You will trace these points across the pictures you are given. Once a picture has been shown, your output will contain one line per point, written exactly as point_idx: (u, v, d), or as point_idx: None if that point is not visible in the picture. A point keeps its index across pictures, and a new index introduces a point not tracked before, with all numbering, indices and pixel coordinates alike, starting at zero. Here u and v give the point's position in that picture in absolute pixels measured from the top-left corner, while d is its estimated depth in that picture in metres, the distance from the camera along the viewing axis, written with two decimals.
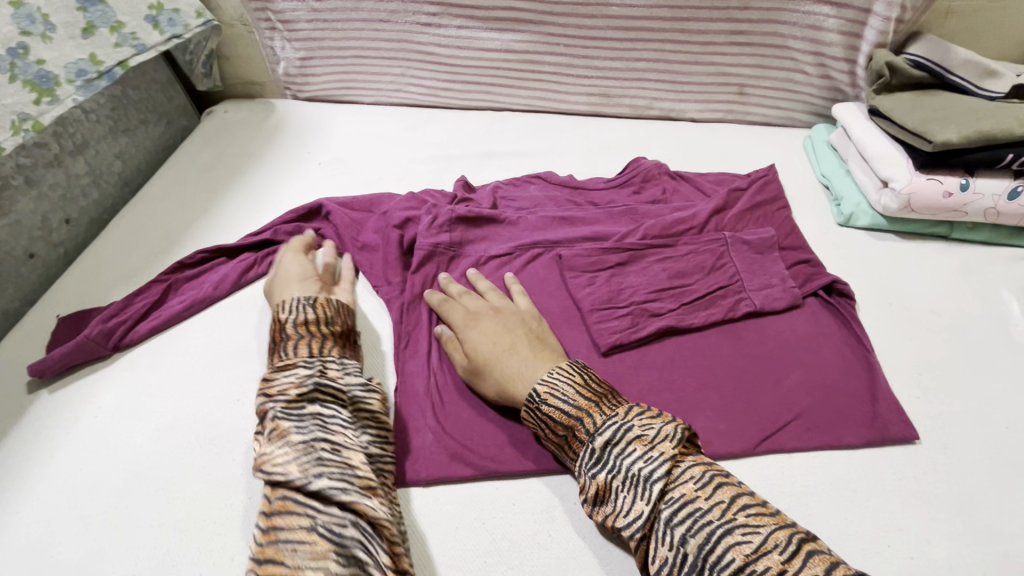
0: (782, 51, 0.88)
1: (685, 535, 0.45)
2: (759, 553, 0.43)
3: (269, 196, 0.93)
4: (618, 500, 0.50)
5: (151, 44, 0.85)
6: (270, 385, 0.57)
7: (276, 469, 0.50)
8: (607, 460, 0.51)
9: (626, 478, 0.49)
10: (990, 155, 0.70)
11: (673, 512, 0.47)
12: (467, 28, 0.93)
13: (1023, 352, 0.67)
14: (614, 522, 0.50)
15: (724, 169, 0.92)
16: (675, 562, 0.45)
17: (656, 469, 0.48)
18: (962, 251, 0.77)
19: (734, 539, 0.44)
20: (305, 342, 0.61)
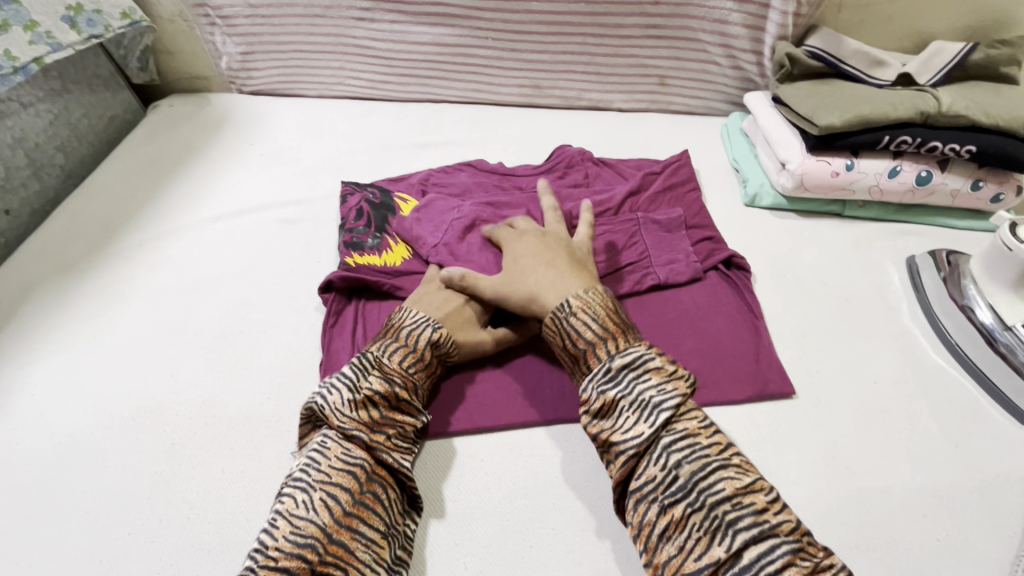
0: (695, 44, 0.94)
1: (682, 459, 0.50)
2: (746, 490, 0.48)
3: (211, 186, 0.96)
4: (621, 418, 0.53)
5: (68, 43, 0.88)
6: (416, 391, 0.60)
7: (403, 466, 0.56)
8: (622, 381, 0.54)
9: (634, 402, 0.53)
10: (870, 138, 0.77)
11: (676, 440, 0.51)
12: (400, 23, 0.98)
13: (897, 316, 0.74)
14: (611, 437, 0.53)
15: (646, 154, 0.97)
16: (662, 481, 0.49)
17: (670, 399, 0.52)
18: (854, 227, 0.84)
19: (727, 473, 0.49)
20: (417, 353, 0.61)
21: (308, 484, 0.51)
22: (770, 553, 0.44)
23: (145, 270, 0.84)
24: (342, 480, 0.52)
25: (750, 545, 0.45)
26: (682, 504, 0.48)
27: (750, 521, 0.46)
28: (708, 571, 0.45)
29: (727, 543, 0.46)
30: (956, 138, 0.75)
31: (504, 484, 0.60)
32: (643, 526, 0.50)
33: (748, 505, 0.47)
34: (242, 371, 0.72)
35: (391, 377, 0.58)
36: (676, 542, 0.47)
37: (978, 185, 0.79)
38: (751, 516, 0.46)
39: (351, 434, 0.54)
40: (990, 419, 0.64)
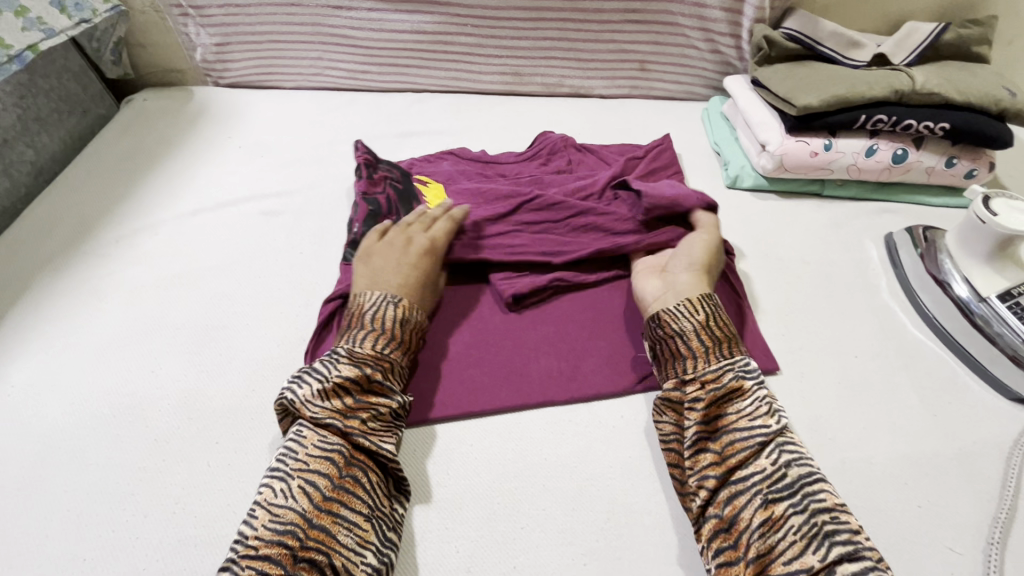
0: (674, 28, 0.94)
1: (791, 462, 0.51)
2: (843, 509, 0.49)
3: (189, 180, 0.95)
4: (751, 405, 0.54)
5: (60, 29, 0.87)
6: (392, 376, 0.60)
7: (384, 449, 0.55)
8: (758, 375, 0.56)
9: (769, 397, 0.55)
10: (847, 118, 0.78)
11: (789, 443, 0.52)
12: (377, 10, 0.96)
13: (877, 292, 0.75)
14: (729, 420, 0.54)
15: (628, 140, 0.98)
16: (770, 475, 0.50)
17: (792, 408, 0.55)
18: (833, 207, 0.85)
19: (828, 487, 0.50)
20: (381, 335, 0.61)
21: (286, 475, 0.51)
22: (864, 571, 0.44)
23: (123, 266, 0.82)
24: (320, 466, 0.52)
25: (845, 560, 0.44)
26: (786, 503, 0.48)
27: (847, 536, 0.46)
28: (800, 575, 0.44)
29: (826, 550, 0.45)
30: (930, 116, 0.77)
31: (494, 468, 0.60)
32: (734, 517, 0.49)
33: (845, 521, 0.47)
34: (226, 364, 0.71)
35: (362, 361, 0.58)
36: (770, 540, 0.47)
37: (952, 162, 0.80)
38: (849, 533, 0.46)
39: (325, 421, 0.54)
40: (968, 388, 0.65)
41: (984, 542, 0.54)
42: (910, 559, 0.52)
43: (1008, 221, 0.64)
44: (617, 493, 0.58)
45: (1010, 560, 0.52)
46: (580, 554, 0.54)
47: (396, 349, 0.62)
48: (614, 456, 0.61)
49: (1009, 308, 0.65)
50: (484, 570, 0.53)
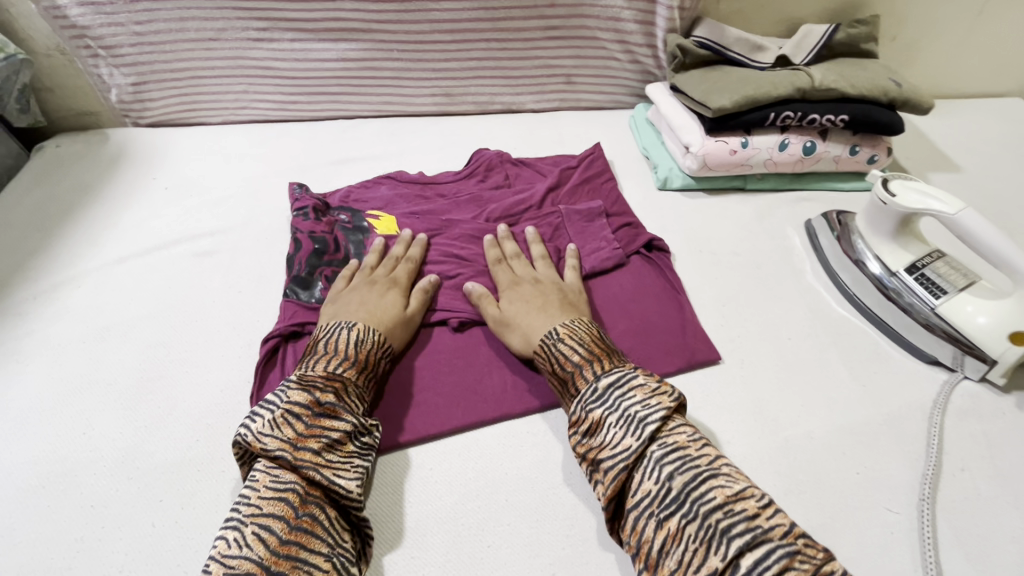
0: (594, 42, 0.98)
1: (669, 472, 0.49)
2: (737, 496, 0.47)
3: (111, 226, 0.90)
4: (609, 433, 0.53)
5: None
6: (346, 399, 0.59)
7: (336, 482, 0.53)
8: (607, 398, 0.55)
9: (621, 417, 0.53)
10: (757, 116, 0.83)
11: (666, 451, 0.51)
12: (300, 41, 0.96)
13: (802, 276, 0.80)
14: (599, 453, 0.53)
15: (562, 150, 1.01)
16: (657, 494, 0.49)
17: (655, 414, 0.52)
18: (757, 200, 0.91)
19: (717, 482, 0.48)
20: (331, 357, 0.61)
21: (239, 522, 0.50)
22: (766, 559, 0.43)
23: (43, 323, 0.77)
24: (274, 508, 0.50)
25: (746, 552, 0.44)
26: (676, 516, 0.47)
27: (743, 527, 0.45)
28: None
29: (725, 551, 0.44)
30: (830, 109, 0.83)
31: (455, 490, 0.60)
32: (640, 541, 0.49)
33: (740, 512, 0.46)
34: (166, 417, 0.67)
35: (311, 386, 0.58)
36: (675, 556, 0.46)
37: (855, 150, 0.87)
38: (744, 522, 0.45)
39: (274, 454, 0.53)
40: (890, 357, 0.71)
41: (916, 499, 0.58)
42: (852, 523, 0.56)
43: (905, 201, 0.69)
44: (579, 499, 0.59)
45: (939, 513, 0.57)
46: (548, 564, 0.55)
47: (355, 370, 0.61)
48: (572, 462, 0.62)
49: (917, 279, 0.71)
50: None
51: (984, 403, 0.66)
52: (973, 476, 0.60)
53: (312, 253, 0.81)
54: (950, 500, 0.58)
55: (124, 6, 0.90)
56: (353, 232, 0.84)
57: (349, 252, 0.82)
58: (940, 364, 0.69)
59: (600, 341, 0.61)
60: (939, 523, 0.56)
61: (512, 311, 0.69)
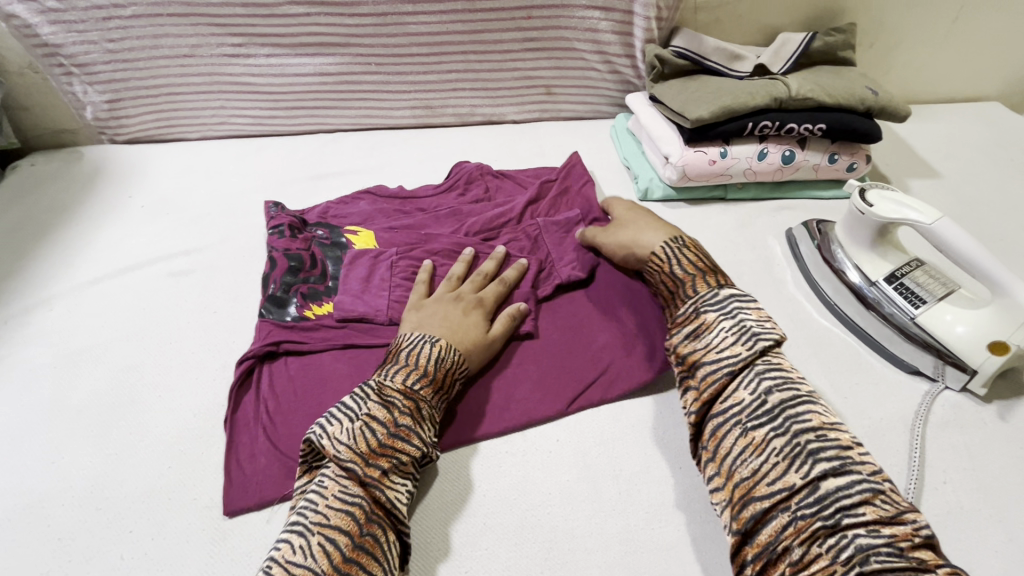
0: (572, 53, 0.98)
1: (770, 388, 0.53)
2: (830, 426, 0.50)
3: (86, 246, 0.89)
4: (718, 337, 0.58)
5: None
6: (419, 420, 0.57)
7: (397, 506, 0.53)
8: (725, 306, 0.60)
9: (734, 325, 0.58)
10: (736, 126, 0.83)
11: (769, 369, 0.54)
12: (277, 55, 0.95)
13: (784, 286, 0.80)
14: (700, 356, 0.57)
15: (544, 161, 1.00)
16: (749, 404, 0.53)
17: (767, 334, 0.57)
18: (738, 209, 0.90)
19: (813, 407, 0.51)
20: (410, 370, 0.60)
21: (303, 531, 0.49)
22: (847, 485, 0.45)
23: (13, 349, 0.75)
24: (341, 521, 0.50)
25: (830, 475, 0.46)
26: (766, 429, 0.50)
27: (832, 453, 0.47)
28: (781, 495, 0.47)
29: (805, 471, 0.47)
30: (808, 118, 0.83)
31: (432, 514, 0.59)
32: (718, 447, 0.52)
33: (832, 439, 0.49)
34: (137, 443, 0.66)
35: (392, 402, 0.57)
36: (752, 466, 0.49)
37: (834, 158, 0.87)
38: (834, 450, 0.48)
39: (346, 466, 0.52)
40: (871, 367, 0.70)
41: None
42: None
43: (883, 211, 0.69)
44: (558, 520, 0.58)
45: None
46: None
47: (430, 390, 0.60)
48: (552, 482, 0.61)
49: (896, 289, 0.70)
50: None
51: (965, 413, 0.65)
52: (955, 489, 0.59)
53: (287, 271, 0.80)
54: (933, 513, 0.57)
55: (95, 23, 0.89)
56: (330, 248, 0.83)
57: (326, 270, 0.81)
58: (921, 374, 0.69)
59: (706, 260, 0.67)
60: None
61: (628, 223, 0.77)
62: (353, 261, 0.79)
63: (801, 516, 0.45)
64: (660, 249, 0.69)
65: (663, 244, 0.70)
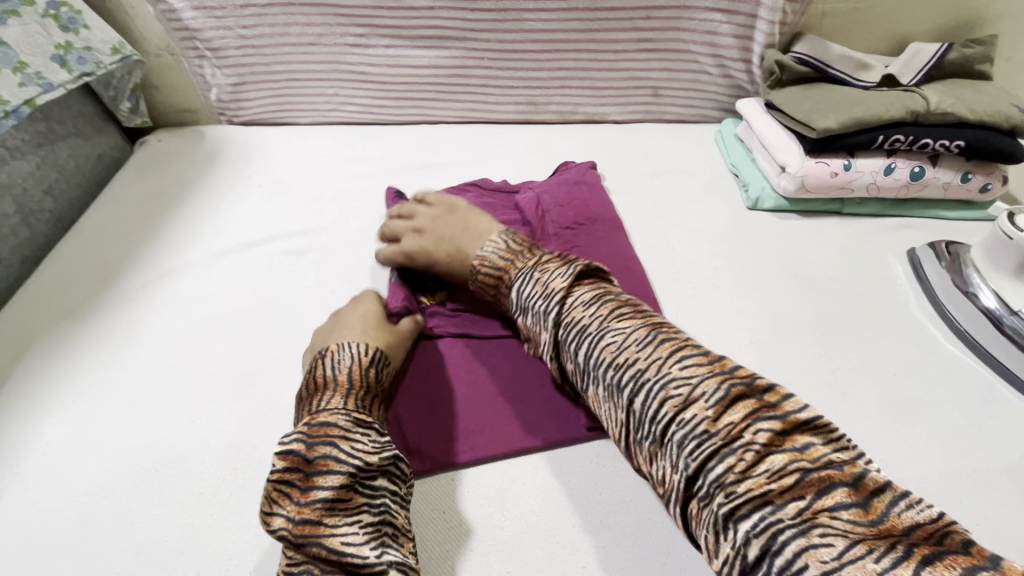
0: (687, 55, 0.96)
1: (577, 348, 0.55)
2: (625, 349, 0.52)
3: (209, 220, 0.94)
4: (606, 407, 0.54)
5: (59, 82, 0.86)
6: (341, 442, 0.53)
7: (347, 552, 0.47)
8: (590, 369, 0.54)
9: (606, 386, 0.53)
10: (865, 138, 0.80)
11: (565, 329, 0.57)
12: (395, 47, 0.98)
13: (906, 308, 0.77)
14: (539, 351, 0.61)
15: (648, 163, 0.99)
16: (579, 370, 0.56)
17: (551, 295, 0.58)
18: (854, 224, 0.87)
19: (608, 341, 0.53)
20: (321, 396, 0.58)
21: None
22: (648, 403, 0.48)
23: (150, 311, 0.81)
24: None
25: (741, 525, 0.40)
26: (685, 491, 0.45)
27: (631, 377, 0.50)
28: (625, 432, 0.52)
29: (622, 402, 0.50)
30: (945, 133, 0.79)
31: (549, 506, 0.60)
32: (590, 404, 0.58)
33: (624, 363, 0.51)
34: (267, 410, 0.70)
35: (287, 445, 0.52)
36: (605, 414, 0.54)
37: (967, 178, 0.83)
38: (634, 373, 0.50)
39: (279, 535, 0.49)
40: (1008, 401, 0.67)
41: None
42: None
43: None
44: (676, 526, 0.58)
45: None
46: None
47: (346, 401, 0.58)
48: None
49: None
50: None
51: None
52: None
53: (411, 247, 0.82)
54: None
55: (233, 10, 0.94)
56: None
57: None
58: None
59: (519, 248, 0.67)
60: None
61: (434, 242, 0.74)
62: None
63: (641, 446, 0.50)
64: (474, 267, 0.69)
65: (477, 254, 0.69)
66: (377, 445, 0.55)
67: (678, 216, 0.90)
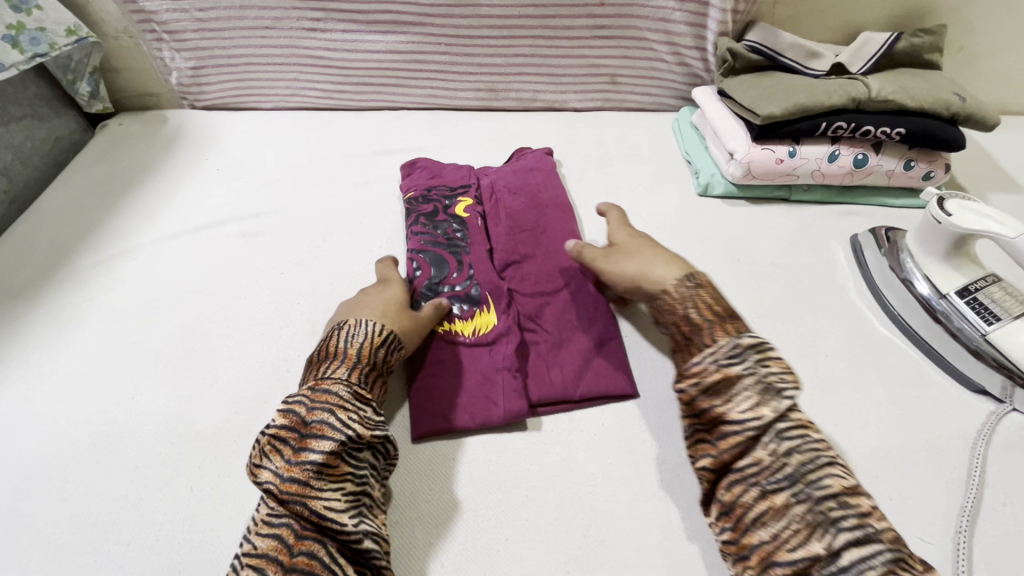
0: (642, 43, 0.97)
1: (795, 450, 0.50)
2: (852, 490, 0.48)
3: (166, 202, 0.95)
4: (785, 526, 0.47)
5: (10, 63, 0.86)
6: (339, 411, 0.54)
7: (326, 516, 0.49)
8: (796, 484, 0.48)
9: (807, 510, 0.47)
10: (808, 126, 0.81)
11: (791, 427, 0.51)
12: (351, 31, 0.98)
13: (845, 292, 0.78)
14: (724, 409, 0.53)
15: (604, 150, 1.00)
16: (769, 466, 0.50)
17: (791, 386, 0.53)
18: (801, 211, 0.88)
19: (835, 471, 0.49)
20: (328, 366, 0.58)
21: (241, 566, 0.48)
22: (872, 559, 0.43)
23: (100, 291, 0.82)
24: (269, 548, 0.48)
25: None
26: None
27: (855, 521, 0.45)
28: (804, 563, 0.45)
29: (827, 540, 0.45)
30: (886, 121, 0.80)
31: (477, 480, 0.61)
32: (734, 504, 0.50)
33: (851, 505, 0.47)
34: (208, 387, 0.71)
35: (295, 407, 0.54)
36: (770, 529, 0.48)
37: (910, 165, 0.84)
38: (856, 517, 0.46)
39: (263, 489, 0.50)
40: (933, 382, 0.68)
41: (952, 531, 0.56)
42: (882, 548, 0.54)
43: (962, 220, 0.67)
44: (599, 500, 0.59)
45: (976, 548, 0.54)
46: (563, 562, 0.55)
47: (350, 373, 0.57)
48: (595, 463, 0.62)
49: (968, 303, 0.68)
50: None
51: None
52: (1015, 513, 0.57)
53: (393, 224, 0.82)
54: (990, 535, 0.55)
55: None
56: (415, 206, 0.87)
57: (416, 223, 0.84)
58: (988, 394, 0.66)
59: (722, 303, 0.61)
60: (976, 558, 0.54)
61: (626, 253, 0.71)
62: (425, 245, 0.80)
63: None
64: (673, 286, 0.63)
65: (676, 280, 0.63)
66: (375, 414, 0.56)
67: (630, 202, 0.91)
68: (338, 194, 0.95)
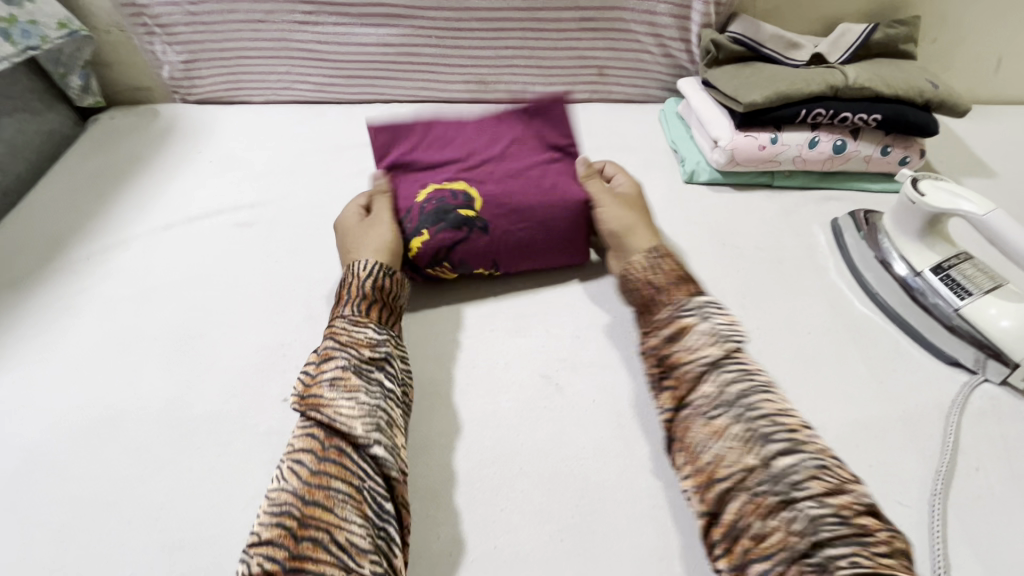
0: (628, 35, 1.00)
1: (729, 383, 0.53)
2: (784, 412, 0.52)
3: (159, 194, 0.95)
4: (726, 443, 0.50)
5: (3, 55, 0.86)
6: (346, 336, 0.59)
7: (341, 420, 0.52)
8: (733, 406, 0.52)
9: (744, 428, 0.50)
10: (789, 112, 0.84)
11: (732, 364, 0.55)
12: (343, 24, 1.00)
13: (825, 273, 0.81)
14: (682, 356, 0.57)
15: (593, 140, 1.02)
16: (712, 395, 0.53)
17: (734, 335, 0.57)
18: (784, 197, 0.91)
19: (769, 396, 0.53)
20: (348, 298, 0.64)
21: (280, 462, 0.51)
22: (798, 466, 0.47)
23: (94, 281, 0.82)
24: (304, 444, 0.51)
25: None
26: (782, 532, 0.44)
27: (784, 435, 0.49)
28: (739, 477, 0.48)
29: (760, 450, 0.48)
30: (863, 107, 0.83)
31: (472, 454, 0.62)
32: (687, 436, 0.53)
33: (782, 423, 0.50)
34: (205, 371, 0.72)
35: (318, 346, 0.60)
36: (714, 449, 0.50)
37: (887, 151, 0.87)
38: (787, 432, 0.50)
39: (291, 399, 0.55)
40: (910, 355, 0.71)
41: (929, 494, 0.58)
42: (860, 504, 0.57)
43: (935, 200, 0.70)
44: (591, 471, 0.61)
45: (951, 509, 0.57)
46: (557, 530, 0.56)
47: (348, 308, 0.62)
48: (586, 437, 0.64)
49: (942, 280, 0.71)
50: (467, 552, 0.55)
51: (1003, 405, 0.65)
52: (987, 476, 0.60)
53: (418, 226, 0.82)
54: (963, 496, 0.58)
55: None
56: None
57: None
58: (961, 366, 0.69)
59: (683, 270, 0.66)
60: (950, 518, 0.56)
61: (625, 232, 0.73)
62: None
63: (758, 494, 0.46)
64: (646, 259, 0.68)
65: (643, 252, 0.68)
66: (375, 343, 0.60)
67: None
68: (330, 184, 0.96)
